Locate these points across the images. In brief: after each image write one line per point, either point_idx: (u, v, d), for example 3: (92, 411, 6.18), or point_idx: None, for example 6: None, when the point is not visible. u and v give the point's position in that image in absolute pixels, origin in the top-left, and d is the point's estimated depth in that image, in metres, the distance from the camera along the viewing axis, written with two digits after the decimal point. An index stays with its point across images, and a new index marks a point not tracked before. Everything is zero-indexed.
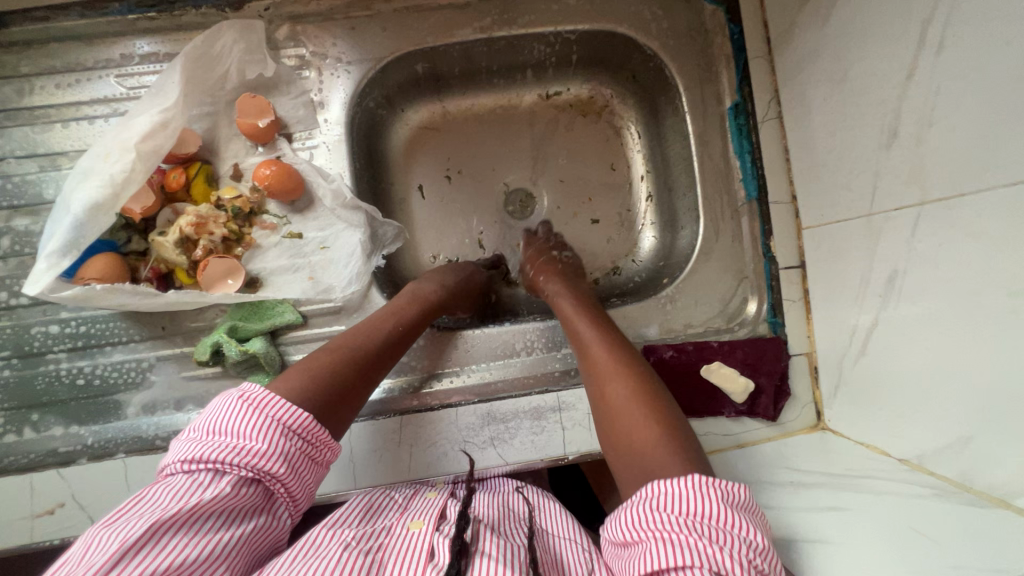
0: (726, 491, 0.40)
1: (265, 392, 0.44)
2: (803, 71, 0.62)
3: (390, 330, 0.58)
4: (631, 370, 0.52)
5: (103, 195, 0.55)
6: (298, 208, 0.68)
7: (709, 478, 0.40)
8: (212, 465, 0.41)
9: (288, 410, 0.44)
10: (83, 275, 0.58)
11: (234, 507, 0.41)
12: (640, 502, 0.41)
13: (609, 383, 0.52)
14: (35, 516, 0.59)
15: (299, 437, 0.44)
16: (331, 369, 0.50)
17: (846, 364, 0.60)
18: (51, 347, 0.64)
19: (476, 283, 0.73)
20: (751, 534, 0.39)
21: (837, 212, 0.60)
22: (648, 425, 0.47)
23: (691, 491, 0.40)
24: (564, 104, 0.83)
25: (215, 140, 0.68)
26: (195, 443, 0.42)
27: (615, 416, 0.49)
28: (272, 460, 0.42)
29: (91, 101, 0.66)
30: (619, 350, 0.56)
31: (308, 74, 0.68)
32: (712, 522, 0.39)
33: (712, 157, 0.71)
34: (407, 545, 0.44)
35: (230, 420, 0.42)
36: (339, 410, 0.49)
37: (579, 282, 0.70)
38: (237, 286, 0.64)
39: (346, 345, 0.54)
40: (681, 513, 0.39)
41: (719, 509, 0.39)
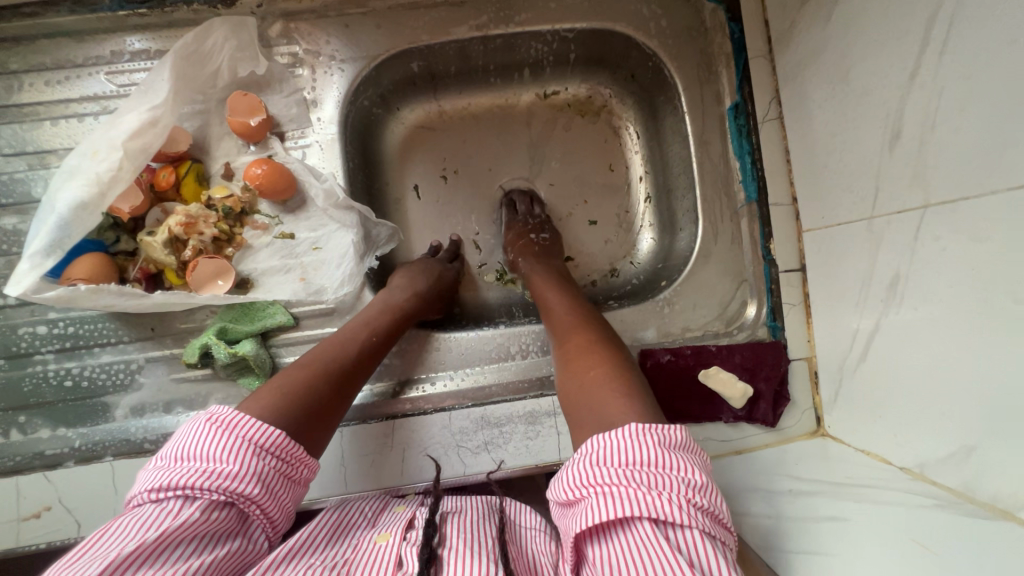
0: (663, 436, 0.39)
1: (234, 411, 0.44)
2: (804, 70, 0.61)
3: (366, 340, 0.58)
4: (596, 330, 0.55)
5: (88, 194, 0.54)
6: (290, 208, 0.67)
7: (645, 427, 0.39)
8: (182, 492, 0.40)
9: (261, 429, 0.44)
10: (69, 276, 0.57)
11: (206, 532, 0.40)
12: (581, 460, 0.40)
13: (571, 337, 0.55)
14: (20, 519, 0.58)
15: (271, 455, 0.44)
16: (309, 379, 0.51)
17: (846, 370, 0.59)
18: (40, 348, 0.63)
19: (445, 281, 0.72)
20: (690, 474, 0.38)
21: (838, 215, 0.58)
22: (602, 365, 0.49)
23: (627, 440, 0.39)
24: (561, 104, 0.82)
25: (207, 138, 0.67)
26: (162, 472, 0.42)
27: (573, 357, 0.52)
28: (246, 481, 0.42)
29: (81, 99, 0.65)
30: (585, 315, 0.58)
31: (301, 72, 0.67)
32: (651, 468, 0.37)
33: (712, 158, 0.70)
34: (374, 557, 0.44)
35: (199, 445, 0.43)
36: (318, 420, 0.50)
37: (554, 263, 0.71)
38: (227, 287, 0.63)
39: (319, 356, 0.54)
40: (619, 464, 0.38)
41: (656, 454, 0.38)
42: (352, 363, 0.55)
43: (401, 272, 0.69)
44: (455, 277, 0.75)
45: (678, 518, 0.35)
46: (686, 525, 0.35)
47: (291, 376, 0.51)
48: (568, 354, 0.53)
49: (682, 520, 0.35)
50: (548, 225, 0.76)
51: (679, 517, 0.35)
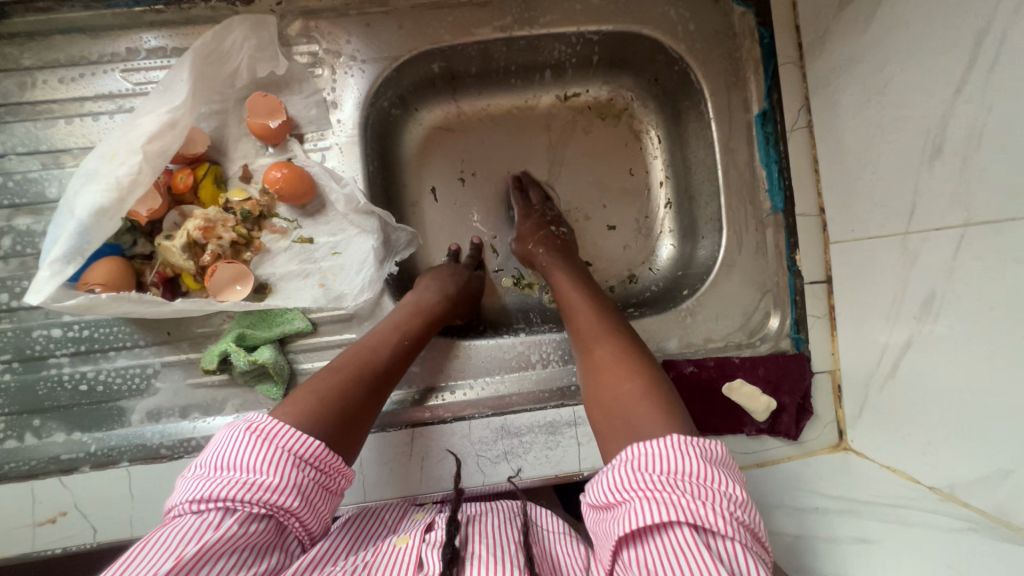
0: (703, 447, 0.39)
1: (274, 421, 0.44)
2: (837, 79, 0.60)
3: (397, 345, 0.57)
4: (621, 336, 0.54)
5: (107, 199, 0.53)
6: (309, 212, 0.66)
7: (688, 437, 0.39)
8: (223, 503, 0.40)
9: (300, 440, 0.44)
10: (87, 281, 0.56)
11: (245, 546, 0.40)
12: (622, 466, 0.39)
13: (597, 346, 0.53)
14: (36, 524, 0.57)
15: (311, 467, 0.44)
16: (342, 388, 0.50)
17: (872, 386, 0.58)
18: (54, 351, 0.62)
19: (473, 288, 0.71)
20: (730, 488, 0.37)
21: (869, 228, 0.57)
22: (630, 376, 0.48)
23: (669, 449, 0.38)
24: (582, 106, 0.81)
25: (224, 139, 0.65)
26: (203, 481, 0.42)
27: (601, 366, 0.51)
28: (285, 494, 0.42)
29: (95, 97, 0.63)
30: (608, 317, 0.57)
31: (321, 72, 0.65)
32: (691, 478, 0.37)
33: (738, 166, 0.68)
34: (395, 559, 0.44)
35: (240, 455, 0.42)
36: (351, 429, 0.49)
37: (573, 256, 0.69)
38: (246, 292, 0.62)
39: (350, 363, 0.53)
40: (662, 472, 0.37)
41: (698, 466, 0.38)
42: (385, 367, 0.54)
43: (426, 276, 0.69)
44: (480, 284, 0.74)
45: (721, 529, 0.35)
46: (728, 536, 0.35)
47: (328, 382, 0.50)
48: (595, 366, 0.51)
49: (723, 531, 0.35)
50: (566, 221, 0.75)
51: (720, 528, 0.35)
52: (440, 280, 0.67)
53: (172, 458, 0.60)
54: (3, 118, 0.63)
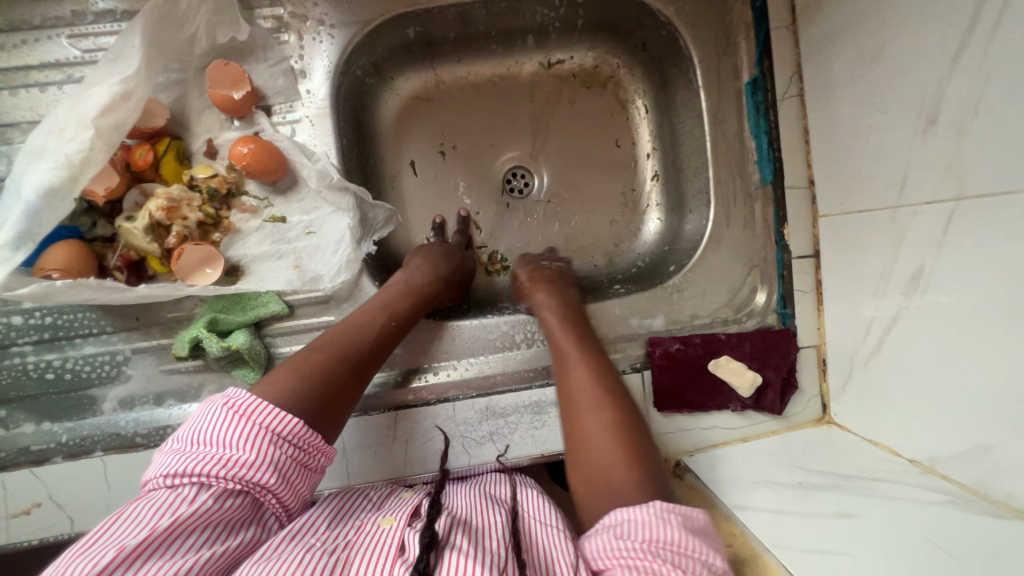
0: (684, 516, 0.40)
1: (251, 397, 0.42)
2: (830, 45, 0.58)
3: (384, 325, 0.55)
4: (614, 403, 0.50)
5: (58, 178, 0.50)
6: (280, 189, 0.63)
7: (669, 505, 0.40)
8: (197, 477, 0.39)
9: (278, 417, 0.42)
10: (42, 267, 0.52)
11: (220, 521, 0.39)
12: (605, 535, 0.40)
13: (588, 414, 0.50)
14: (9, 516, 0.56)
15: (289, 444, 0.42)
16: (321, 369, 0.48)
17: (857, 361, 0.59)
18: (16, 339, 0.59)
19: (465, 270, 0.69)
20: (711, 557, 0.39)
21: (860, 203, 0.57)
22: (623, 460, 0.45)
23: (651, 519, 0.39)
24: (566, 74, 0.77)
25: (186, 112, 0.61)
26: (178, 456, 0.40)
27: (590, 440, 0.48)
28: (261, 470, 0.40)
29: (41, 66, 0.58)
30: (602, 380, 0.53)
31: (287, 38, 0.61)
32: (674, 547, 0.38)
33: (727, 138, 0.66)
34: (377, 541, 0.43)
35: (216, 430, 0.41)
36: (332, 409, 0.47)
37: (566, 295, 0.65)
38: (215, 276, 0.59)
39: (332, 343, 0.51)
40: (643, 540, 0.38)
41: (680, 534, 0.39)
42: (368, 350, 0.53)
43: (413, 257, 0.66)
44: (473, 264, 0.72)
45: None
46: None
47: (310, 359, 0.48)
48: (584, 443, 0.48)
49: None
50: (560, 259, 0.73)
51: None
52: (425, 258, 0.65)
53: (149, 446, 0.58)
54: None
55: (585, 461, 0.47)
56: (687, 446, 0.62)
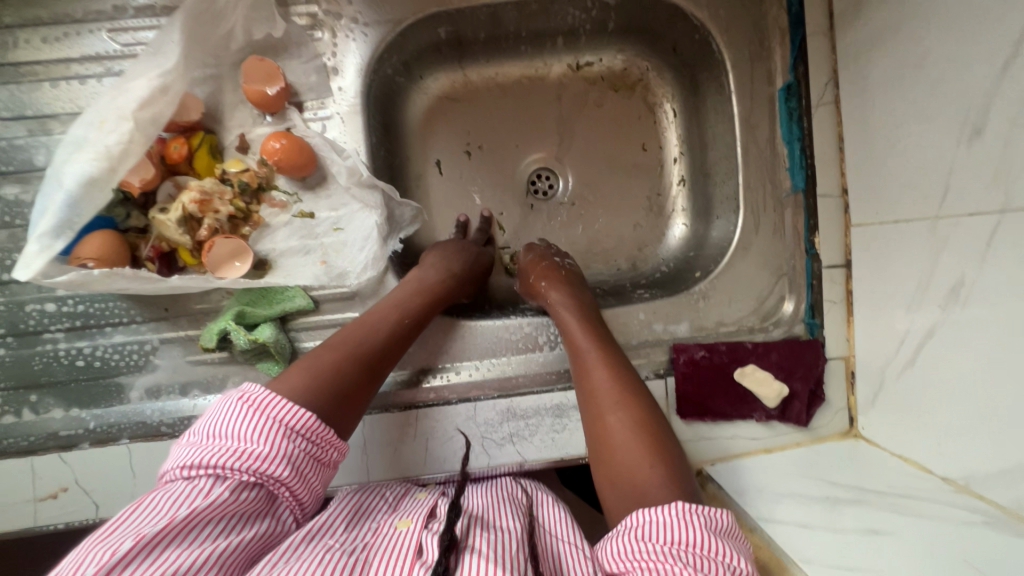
0: (707, 518, 0.40)
1: (265, 392, 0.42)
2: (869, 52, 0.57)
3: (395, 324, 0.55)
4: (635, 402, 0.50)
5: (97, 169, 0.50)
6: (309, 185, 0.63)
7: (691, 506, 0.40)
8: (213, 469, 0.39)
9: (291, 411, 0.42)
10: (78, 255, 0.53)
11: (235, 513, 0.39)
12: (625, 536, 0.40)
13: (610, 415, 0.50)
14: (36, 500, 0.57)
15: (302, 439, 0.42)
16: (337, 367, 0.48)
17: (888, 374, 0.58)
18: (48, 326, 0.60)
19: (481, 264, 0.69)
20: (734, 561, 0.38)
21: (896, 212, 0.55)
22: (651, 467, 0.46)
23: (674, 519, 0.39)
24: (595, 77, 0.77)
25: (219, 106, 0.62)
26: (195, 449, 0.41)
27: (618, 446, 0.48)
28: (275, 463, 0.41)
29: (82, 59, 0.60)
30: (626, 382, 0.52)
31: (320, 35, 0.62)
32: (695, 550, 0.38)
33: (758, 144, 0.65)
34: (394, 543, 0.42)
35: (231, 424, 0.41)
36: (345, 407, 0.47)
37: (582, 295, 0.63)
38: (245, 269, 0.60)
39: (347, 341, 0.51)
40: (663, 542, 0.38)
41: (701, 536, 0.38)
42: (383, 348, 0.53)
43: (429, 257, 0.65)
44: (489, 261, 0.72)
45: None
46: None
47: (325, 358, 0.48)
48: (615, 447, 0.48)
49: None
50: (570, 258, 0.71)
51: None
52: (443, 257, 0.65)
53: (173, 436, 0.59)
54: None
55: (616, 465, 0.47)
56: (707, 456, 0.61)
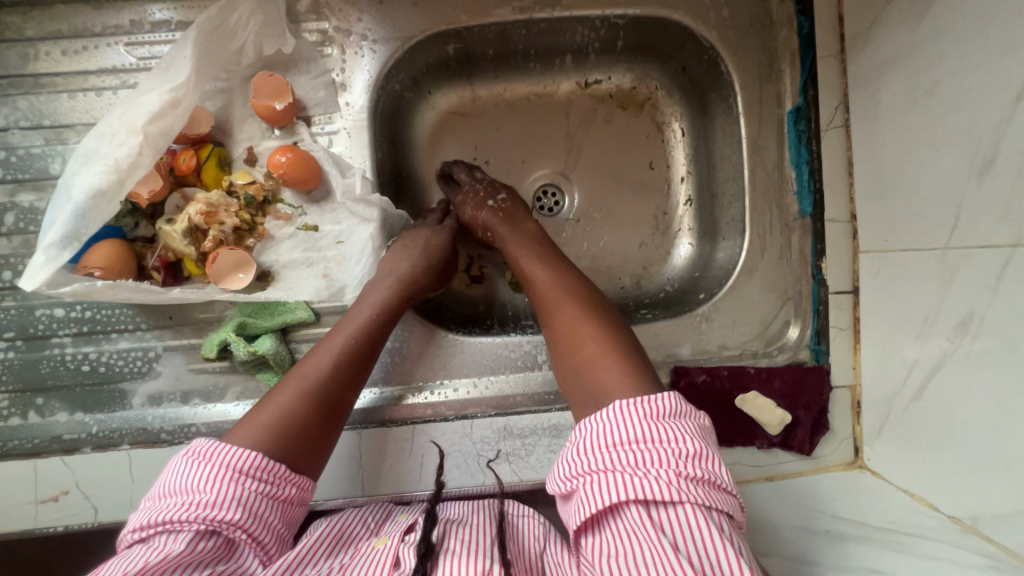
0: (646, 407, 0.41)
1: (211, 441, 0.44)
2: (880, 78, 0.56)
3: (344, 346, 0.53)
4: (579, 298, 0.54)
5: (106, 181, 0.52)
6: (314, 199, 0.64)
7: (629, 401, 0.42)
8: (167, 524, 0.41)
9: (236, 453, 0.43)
10: (86, 264, 0.54)
11: (191, 562, 0.40)
12: (573, 448, 0.43)
13: (561, 314, 0.54)
14: (38, 502, 0.58)
15: (252, 478, 0.43)
16: (282, 409, 0.48)
17: (895, 406, 0.56)
18: (56, 330, 0.61)
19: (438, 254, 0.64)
20: (678, 443, 0.40)
21: (905, 241, 0.54)
22: (603, 339, 0.50)
23: (613, 420, 0.41)
24: (603, 94, 0.77)
25: (229, 119, 0.63)
26: (152, 508, 0.42)
27: (574, 329, 0.52)
28: (227, 508, 0.41)
29: (98, 71, 0.61)
30: (571, 280, 0.57)
31: (330, 51, 0.63)
32: (635, 446, 0.40)
33: (766, 166, 0.65)
34: (371, 560, 0.43)
35: (182, 478, 0.43)
36: (299, 443, 0.47)
37: (523, 223, 0.65)
38: (248, 280, 0.60)
39: (293, 379, 0.51)
40: (606, 445, 0.41)
41: (640, 428, 0.40)
42: (331, 376, 0.51)
43: (392, 259, 0.62)
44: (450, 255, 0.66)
45: (665, 496, 0.37)
46: (674, 501, 0.37)
47: (275, 400, 0.48)
48: (572, 331, 0.52)
49: (669, 498, 0.37)
50: (499, 184, 0.69)
51: (665, 495, 0.37)
52: (403, 262, 0.62)
53: (173, 443, 0.60)
54: (6, 91, 0.61)
55: (573, 347, 0.51)
56: None
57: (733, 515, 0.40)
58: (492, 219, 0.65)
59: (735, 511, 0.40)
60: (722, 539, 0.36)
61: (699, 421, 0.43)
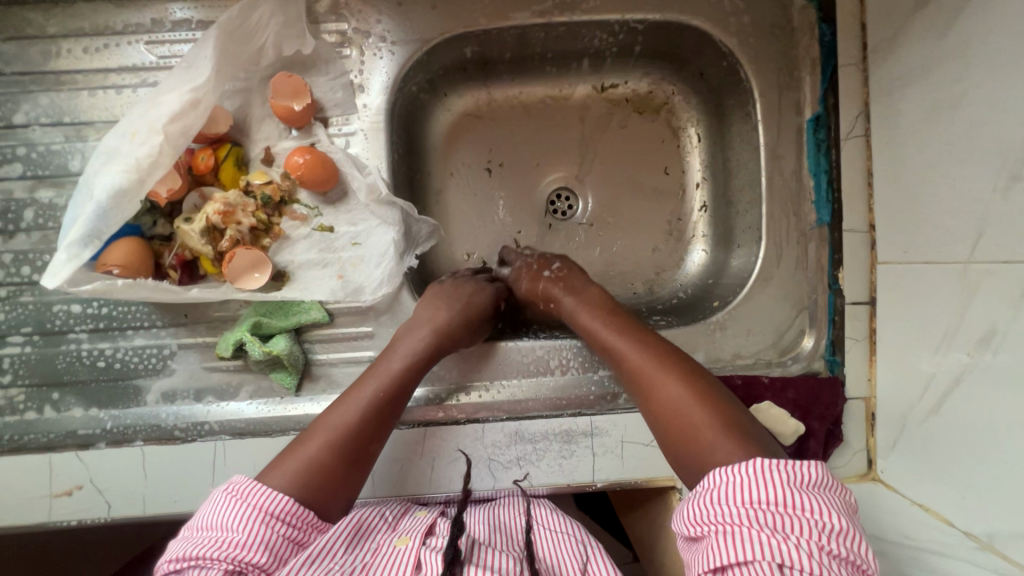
0: (793, 473, 0.39)
1: (250, 480, 0.45)
2: (903, 87, 0.55)
3: (372, 398, 0.52)
4: (683, 371, 0.51)
5: (128, 181, 0.52)
6: (330, 200, 0.64)
7: (771, 463, 0.39)
8: (200, 560, 0.40)
9: (272, 497, 0.44)
10: (105, 262, 0.55)
11: None
12: (701, 498, 0.41)
13: (658, 385, 0.51)
14: (52, 496, 0.58)
15: (283, 523, 0.44)
16: (315, 460, 0.48)
17: (911, 419, 0.56)
18: (73, 326, 0.62)
19: (475, 306, 0.63)
20: (825, 518, 0.37)
21: (924, 252, 0.54)
22: (718, 426, 0.46)
23: (754, 479, 0.39)
24: (619, 99, 0.77)
25: (247, 119, 0.63)
26: (184, 542, 0.42)
27: (681, 412, 0.48)
28: (255, 550, 0.41)
29: (119, 69, 0.62)
30: (659, 350, 0.54)
31: (349, 52, 0.63)
32: (774, 508, 0.38)
33: (783, 174, 0.64)
34: (393, 561, 0.45)
35: (217, 516, 0.43)
36: (328, 491, 0.47)
37: (587, 290, 0.63)
38: (264, 281, 0.60)
39: (326, 426, 0.50)
40: (743, 503, 0.39)
41: (785, 494, 0.38)
42: (365, 426, 0.51)
43: (430, 307, 0.61)
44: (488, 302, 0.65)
45: (804, 565, 0.35)
46: (812, 572, 0.35)
47: (306, 447, 0.49)
48: (679, 417, 0.48)
49: (806, 566, 0.35)
50: (557, 255, 0.68)
51: (806, 565, 0.35)
52: (440, 310, 0.61)
53: (186, 440, 0.60)
54: (28, 87, 0.62)
55: (681, 434, 0.47)
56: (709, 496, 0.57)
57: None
58: (554, 290, 0.64)
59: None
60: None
61: (845, 500, 0.41)
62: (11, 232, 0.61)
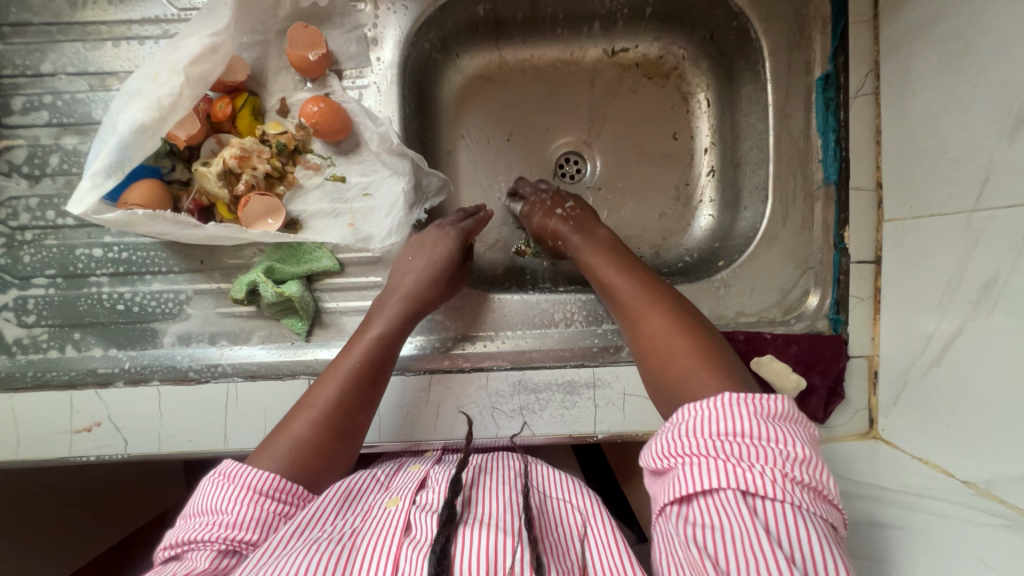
0: (760, 407, 0.39)
1: (235, 462, 0.47)
2: (912, 41, 0.56)
3: (351, 368, 0.53)
4: (666, 304, 0.52)
5: (149, 117, 0.54)
6: (343, 150, 0.66)
7: (739, 396, 0.40)
8: (194, 543, 0.42)
9: (259, 475, 0.46)
10: (126, 200, 0.57)
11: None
12: (670, 430, 0.42)
13: (647, 318, 0.52)
14: (72, 432, 0.60)
15: (271, 498, 0.45)
16: (300, 441, 0.49)
17: (912, 374, 0.56)
18: (94, 270, 0.64)
19: (442, 252, 0.62)
20: (790, 447, 0.37)
21: (930, 207, 0.54)
22: (693, 354, 0.47)
23: (721, 411, 0.39)
24: (630, 63, 0.77)
25: (265, 72, 0.65)
26: (183, 527, 0.44)
27: (668, 344, 0.49)
28: (245, 528, 0.44)
29: (142, 21, 0.64)
30: (651, 287, 0.55)
31: (363, 7, 0.64)
32: (742, 438, 0.38)
33: (791, 133, 0.65)
34: (382, 525, 0.43)
35: (209, 499, 0.45)
36: (317, 467, 0.49)
37: (594, 232, 0.64)
38: (276, 227, 0.62)
39: (306, 406, 0.51)
40: (712, 434, 0.39)
41: (752, 424, 0.38)
42: (345, 404, 0.52)
43: (401, 273, 0.61)
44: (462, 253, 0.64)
45: (768, 491, 0.36)
46: (777, 499, 0.36)
47: (290, 427, 0.50)
48: (666, 343, 0.49)
49: (771, 493, 0.36)
50: (572, 195, 0.69)
51: (768, 491, 0.36)
52: (408, 275, 0.60)
53: (200, 380, 0.62)
54: (54, 37, 0.64)
55: (664, 361, 0.48)
56: None
57: (835, 528, 0.38)
58: (564, 228, 0.65)
59: (837, 524, 0.38)
60: (828, 547, 0.34)
61: (809, 431, 0.41)
62: (38, 176, 0.64)
